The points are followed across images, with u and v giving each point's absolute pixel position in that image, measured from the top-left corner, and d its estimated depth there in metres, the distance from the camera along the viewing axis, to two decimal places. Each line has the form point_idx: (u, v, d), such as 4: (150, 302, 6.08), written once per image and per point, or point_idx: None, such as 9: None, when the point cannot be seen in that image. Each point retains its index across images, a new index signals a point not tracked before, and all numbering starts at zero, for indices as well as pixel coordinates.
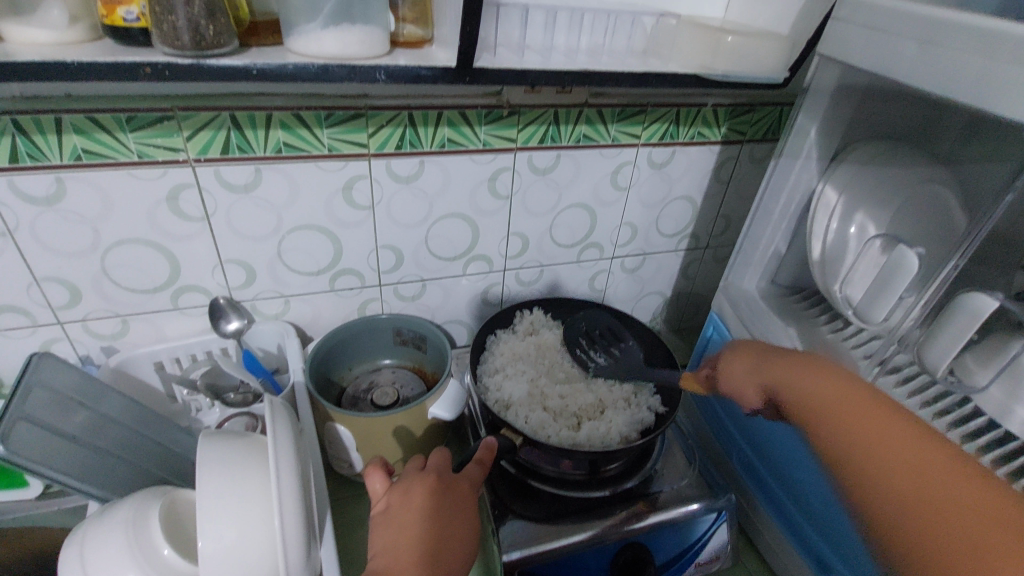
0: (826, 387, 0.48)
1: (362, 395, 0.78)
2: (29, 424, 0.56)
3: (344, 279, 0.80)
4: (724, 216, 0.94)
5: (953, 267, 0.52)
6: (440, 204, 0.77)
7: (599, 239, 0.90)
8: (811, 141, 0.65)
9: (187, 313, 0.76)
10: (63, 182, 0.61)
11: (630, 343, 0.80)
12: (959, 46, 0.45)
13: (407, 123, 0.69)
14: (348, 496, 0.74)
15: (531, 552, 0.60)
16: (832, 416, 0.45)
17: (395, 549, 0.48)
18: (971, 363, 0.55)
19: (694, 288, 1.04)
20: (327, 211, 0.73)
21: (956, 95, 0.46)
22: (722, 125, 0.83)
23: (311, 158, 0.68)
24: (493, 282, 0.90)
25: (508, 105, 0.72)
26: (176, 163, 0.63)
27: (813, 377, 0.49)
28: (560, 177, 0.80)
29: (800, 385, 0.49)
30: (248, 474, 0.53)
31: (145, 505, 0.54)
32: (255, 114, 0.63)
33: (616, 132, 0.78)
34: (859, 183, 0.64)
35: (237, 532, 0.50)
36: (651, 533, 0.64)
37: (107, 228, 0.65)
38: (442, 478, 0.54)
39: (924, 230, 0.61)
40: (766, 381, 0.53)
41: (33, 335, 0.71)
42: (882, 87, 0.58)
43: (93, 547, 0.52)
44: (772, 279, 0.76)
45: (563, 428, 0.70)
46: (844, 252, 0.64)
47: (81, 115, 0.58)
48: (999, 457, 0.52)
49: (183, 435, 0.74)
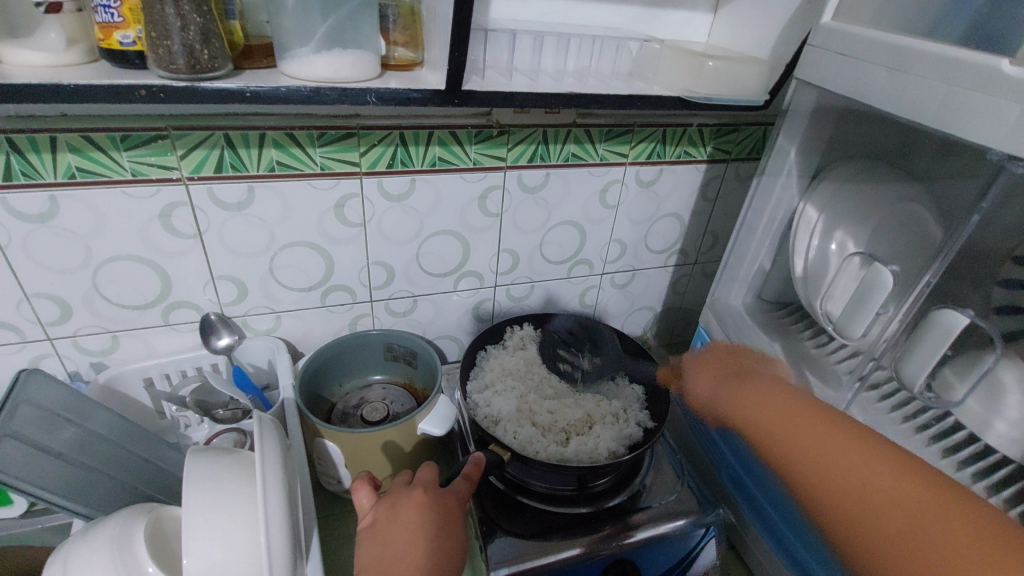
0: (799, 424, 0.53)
1: (352, 411, 0.78)
2: (15, 441, 0.56)
3: (336, 295, 0.81)
4: (711, 233, 0.96)
5: (926, 282, 0.54)
6: (431, 221, 0.79)
7: (588, 256, 0.91)
8: (791, 161, 0.68)
9: (178, 329, 0.76)
10: (57, 200, 0.62)
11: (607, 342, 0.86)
12: (926, 73, 0.47)
13: (398, 142, 0.70)
14: (337, 513, 0.74)
15: (518, 569, 0.60)
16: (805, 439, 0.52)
17: (381, 563, 0.49)
18: (950, 377, 0.55)
19: (684, 303, 1.05)
20: (319, 229, 0.74)
21: (924, 120, 0.48)
22: (708, 145, 0.85)
23: (303, 176, 0.69)
24: (484, 298, 0.91)
25: (498, 125, 0.73)
26: (170, 181, 0.64)
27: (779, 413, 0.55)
28: (549, 195, 0.82)
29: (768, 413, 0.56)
30: (236, 489, 0.53)
31: (129, 522, 0.54)
32: (248, 133, 0.64)
33: (604, 152, 0.80)
34: (839, 203, 0.66)
35: (224, 549, 0.50)
36: (640, 550, 0.64)
37: (99, 245, 0.66)
38: (428, 491, 0.54)
39: (901, 247, 0.61)
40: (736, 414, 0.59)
41: (22, 352, 0.71)
42: (857, 109, 0.60)
43: (76, 565, 0.51)
44: (758, 295, 0.78)
45: (552, 443, 0.71)
46: (826, 269, 0.66)
47: (76, 135, 0.59)
48: (981, 472, 0.54)
49: (171, 451, 0.73)
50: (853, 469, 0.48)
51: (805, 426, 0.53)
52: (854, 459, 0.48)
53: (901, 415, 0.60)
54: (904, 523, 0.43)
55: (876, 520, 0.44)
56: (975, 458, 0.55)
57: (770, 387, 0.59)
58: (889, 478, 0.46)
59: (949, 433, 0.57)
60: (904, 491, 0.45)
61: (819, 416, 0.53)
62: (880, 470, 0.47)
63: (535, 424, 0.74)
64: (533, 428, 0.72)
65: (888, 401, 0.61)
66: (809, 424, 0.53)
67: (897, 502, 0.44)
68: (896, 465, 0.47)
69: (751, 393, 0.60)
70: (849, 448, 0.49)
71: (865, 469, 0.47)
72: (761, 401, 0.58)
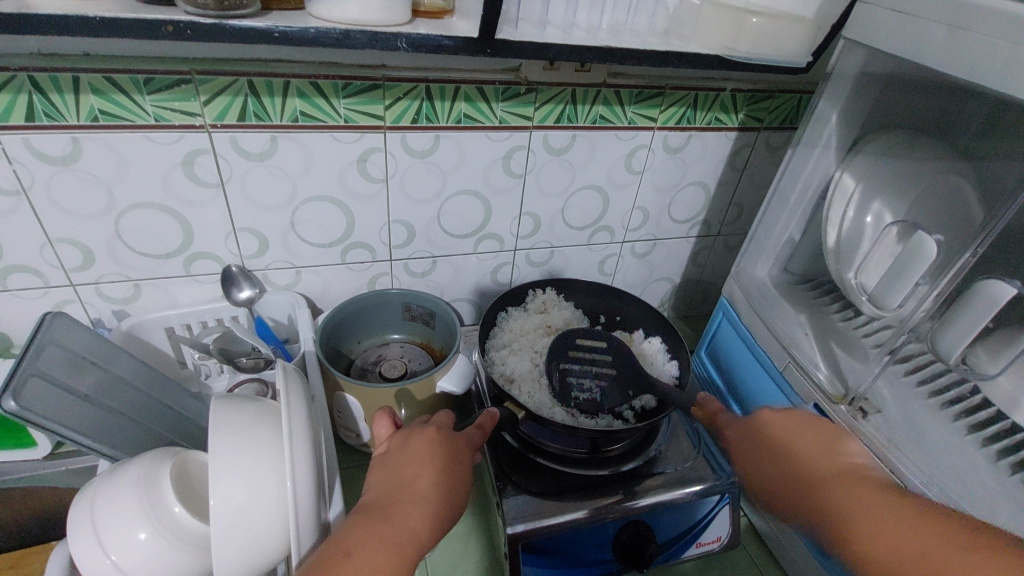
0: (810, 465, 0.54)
1: (370, 367, 0.79)
2: (41, 380, 0.56)
3: (356, 253, 0.81)
4: (737, 204, 0.94)
5: (970, 255, 0.51)
6: (454, 180, 0.77)
7: (610, 222, 0.90)
8: (830, 129, 0.65)
9: (199, 280, 0.76)
10: (79, 142, 0.61)
11: (631, 312, 0.84)
12: (988, 30, 0.44)
13: (424, 97, 0.68)
14: (354, 466, 0.76)
15: (535, 526, 0.61)
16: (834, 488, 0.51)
17: (387, 487, 0.51)
18: (982, 355, 0.53)
19: (703, 275, 1.04)
20: (342, 183, 0.73)
21: (983, 81, 0.46)
22: (740, 112, 0.82)
23: (327, 128, 0.67)
24: (503, 261, 0.90)
25: (526, 82, 0.71)
26: (193, 127, 0.63)
27: (795, 445, 0.56)
28: (574, 158, 0.80)
29: (796, 441, 0.56)
30: (260, 437, 0.53)
31: (155, 464, 0.54)
32: (273, 80, 0.62)
33: (633, 115, 0.78)
34: (877, 172, 0.63)
35: (249, 491, 0.51)
36: (653, 513, 0.65)
37: (121, 191, 0.65)
38: (443, 430, 0.55)
39: (942, 220, 0.59)
40: (775, 449, 0.57)
41: (46, 296, 0.71)
42: (907, 74, 0.58)
43: (102, 500, 0.53)
44: (784, 267, 0.76)
45: (576, 394, 0.72)
46: (860, 240, 0.64)
47: (99, 75, 0.57)
48: (1007, 449, 0.53)
49: (191, 400, 0.75)
50: (851, 510, 0.48)
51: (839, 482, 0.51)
52: (892, 523, 0.44)
53: (929, 389, 0.59)
54: (907, 546, 0.42)
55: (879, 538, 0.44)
56: (1004, 434, 0.54)
57: (788, 425, 0.58)
58: (930, 541, 0.41)
59: (976, 410, 0.56)
60: (913, 535, 0.43)
61: (826, 452, 0.55)
62: (888, 516, 0.45)
63: (562, 371, 0.74)
64: (549, 389, 0.73)
65: (916, 373, 0.60)
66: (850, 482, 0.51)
67: (883, 525, 0.45)
68: (884, 501, 0.47)
69: (780, 431, 0.58)
70: (864, 499, 0.48)
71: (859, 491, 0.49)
72: (806, 445, 0.56)
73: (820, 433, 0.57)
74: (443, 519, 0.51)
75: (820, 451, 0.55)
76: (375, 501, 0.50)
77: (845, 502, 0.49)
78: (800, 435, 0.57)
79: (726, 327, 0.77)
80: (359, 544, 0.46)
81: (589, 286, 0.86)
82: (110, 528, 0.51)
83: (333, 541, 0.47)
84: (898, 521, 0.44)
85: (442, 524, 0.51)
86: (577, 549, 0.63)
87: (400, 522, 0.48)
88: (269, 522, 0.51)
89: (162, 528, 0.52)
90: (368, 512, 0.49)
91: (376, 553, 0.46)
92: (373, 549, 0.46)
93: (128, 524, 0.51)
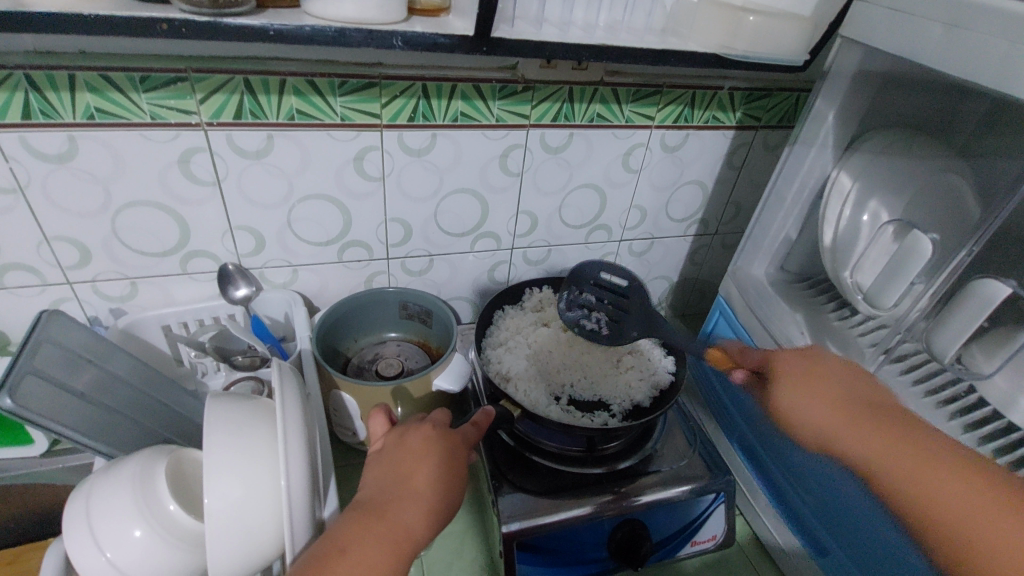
0: (830, 410, 0.55)
1: (367, 366, 0.79)
2: (38, 378, 0.56)
3: (353, 251, 0.81)
4: (734, 203, 0.94)
5: (965, 254, 0.50)
6: (451, 178, 0.77)
7: (607, 221, 0.90)
8: (828, 127, 0.65)
9: (196, 278, 0.76)
10: (75, 140, 0.61)
11: None
12: (985, 29, 0.44)
13: (421, 95, 0.68)
14: (350, 464, 0.76)
15: (530, 523, 0.61)
16: (872, 432, 0.52)
17: (383, 484, 0.51)
18: (978, 352, 0.54)
19: (701, 274, 1.04)
20: (338, 181, 0.73)
21: (979, 80, 0.45)
22: (737, 110, 0.82)
23: (323, 126, 0.67)
24: (500, 260, 0.90)
25: (523, 80, 0.71)
26: (189, 126, 0.63)
27: (813, 393, 0.57)
28: (571, 156, 0.80)
29: (809, 390, 0.57)
30: (255, 436, 0.53)
31: (150, 461, 0.55)
32: (269, 79, 0.62)
33: (630, 113, 0.78)
34: (874, 171, 0.63)
35: (243, 490, 0.51)
36: (649, 511, 0.65)
37: (117, 189, 0.65)
38: (439, 427, 0.55)
39: (939, 219, 0.59)
40: (802, 397, 0.57)
41: (43, 294, 0.71)
42: (905, 72, 0.57)
43: (97, 498, 0.53)
44: (781, 266, 0.76)
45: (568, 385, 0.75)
46: (857, 239, 0.64)
47: (94, 73, 0.57)
48: (1002, 448, 0.53)
49: (188, 398, 0.75)
50: (895, 465, 0.49)
51: (861, 438, 0.52)
52: (942, 478, 0.47)
53: (925, 388, 0.59)
54: (936, 506, 0.46)
55: (929, 498, 0.47)
56: (999, 433, 0.54)
57: (810, 370, 0.58)
58: (979, 508, 0.44)
59: (972, 409, 0.56)
60: (955, 497, 0.46)
61: (854, 398, 0.55)
62: (937, 471, 0.48)
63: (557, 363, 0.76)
64: (546, 388, 0.73)
65: (913, 372, 0.60)
66: (865, 433, 0.52)
67: (936, 489, 0.47)
68: (923, 450, 0.49)
69: (795, 382, 0.58)
70: (906, 450, 0.49)
71: (895, 436, 0.51)
72: (815, 399, 0.56)
73: (839, 377, 0.57)
74: (439, 516, 0.51)
75: (833, 402, 0.56)
76: (370, 498, 0.50)
77: (886, 455, 0.50)
78: (826, 381, 0.57)
79: (723, 326, 0.77)
80: (354, 541, 0.47)
81: (587, 283, 0.86)
82: (105, 526, 0.51)
83: (328, 539, 0.47)
84: (943, 480, 0.47)
85: (437, 521, 0.51)
86: (572, 548, 0.63)
87: (396, 520, 0.48)
88: (264, 520, 0.51)
89: (157, 526, 0.52)
90: (362, 510, 0.49)
91: (371, 549, 0.46)
92: (368, 546, 0.47)
93: (123, 522, 0.51)
